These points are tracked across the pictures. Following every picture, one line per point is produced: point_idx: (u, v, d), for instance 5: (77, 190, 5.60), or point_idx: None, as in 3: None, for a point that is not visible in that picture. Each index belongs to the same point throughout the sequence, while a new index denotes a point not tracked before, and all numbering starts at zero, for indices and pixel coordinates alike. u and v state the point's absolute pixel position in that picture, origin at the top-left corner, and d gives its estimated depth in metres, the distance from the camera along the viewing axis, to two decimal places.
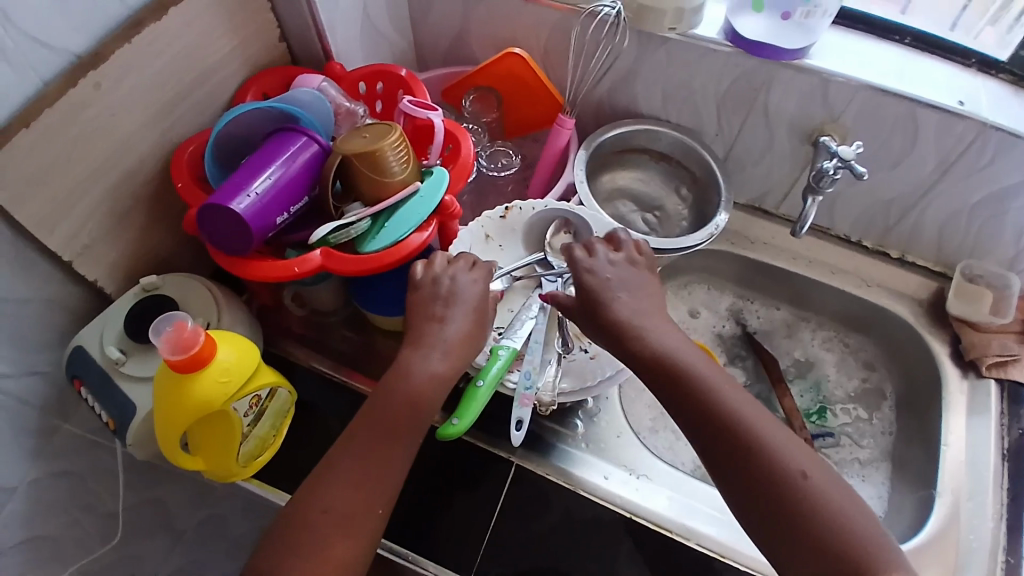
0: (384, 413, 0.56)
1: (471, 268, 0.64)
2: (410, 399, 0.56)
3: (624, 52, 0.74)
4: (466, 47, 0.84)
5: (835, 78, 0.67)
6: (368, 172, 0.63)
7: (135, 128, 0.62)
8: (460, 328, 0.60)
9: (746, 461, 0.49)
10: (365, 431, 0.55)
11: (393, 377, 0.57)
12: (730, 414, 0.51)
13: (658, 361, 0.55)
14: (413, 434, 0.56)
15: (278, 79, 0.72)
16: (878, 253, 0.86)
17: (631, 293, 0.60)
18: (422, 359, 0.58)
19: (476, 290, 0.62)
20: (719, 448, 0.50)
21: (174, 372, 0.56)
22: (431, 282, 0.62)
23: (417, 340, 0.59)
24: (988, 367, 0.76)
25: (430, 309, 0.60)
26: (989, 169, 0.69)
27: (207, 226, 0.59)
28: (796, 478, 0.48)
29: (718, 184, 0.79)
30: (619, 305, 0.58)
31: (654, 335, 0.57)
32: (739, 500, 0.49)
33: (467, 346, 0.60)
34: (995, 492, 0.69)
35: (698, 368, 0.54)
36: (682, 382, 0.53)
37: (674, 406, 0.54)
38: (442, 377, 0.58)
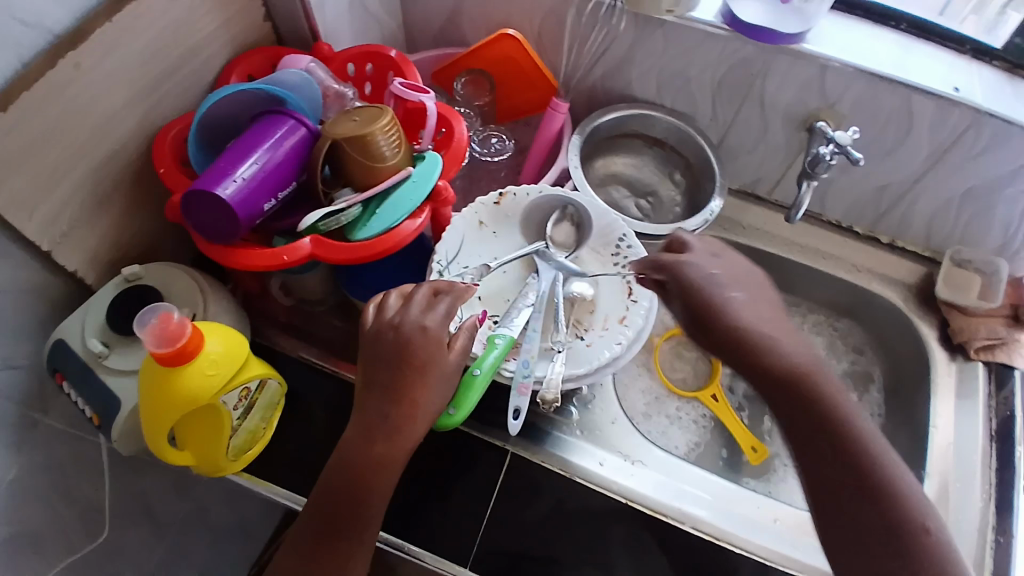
0: (329, 501, 0.53)
1: (425, 311, 0.57)
2: (352, 493, 0.53)
3: (621, 36, 0.72)
4: (457, 29, 0.82)
5: (831, 63, 0.67)
6: (360, 157, 0.61)
7: (117, 110, 0.59)
8: (394, 397, 0.54)
9: (881, 508, 0.47)
10: (310, 528, 0.52)
11: (332, 464, 0.54)
12: (875, 459, 0.48)
13: (790, 379, 0.52)
14: (361, 533, 0.52)
15: (263, 62, 0.70)
16: (869, 238, 0.86)
17: (752, 293, 0.58)
18: (354, 437, 0.54)
19: (424, 337, 0.56)
20: (853, 494, 0.48)
21: (160, 365, 0.54)
22: (377, 334, 0.57)
23: (357, 408, 0.55)
24: (976, 351, 0.77)
25: (371, 370, 0.56)
26: (982, 157, 0.69)
27: (192, 214, 0.57)
28: (920, 533, 0.46)
29: (712, 171, 0.78)
30: (732, 311, 0.55)
31: (788, 355, 0.53)
32: (846, 547, 0.47)
33: (406, 418, 0.54)
34: (983, 472, 0.71)
35: (840, 397, 0.51)
36: (820, 408, 0.51)
37: (804, 436, 0.51)
38: (384, 452, 0.54)
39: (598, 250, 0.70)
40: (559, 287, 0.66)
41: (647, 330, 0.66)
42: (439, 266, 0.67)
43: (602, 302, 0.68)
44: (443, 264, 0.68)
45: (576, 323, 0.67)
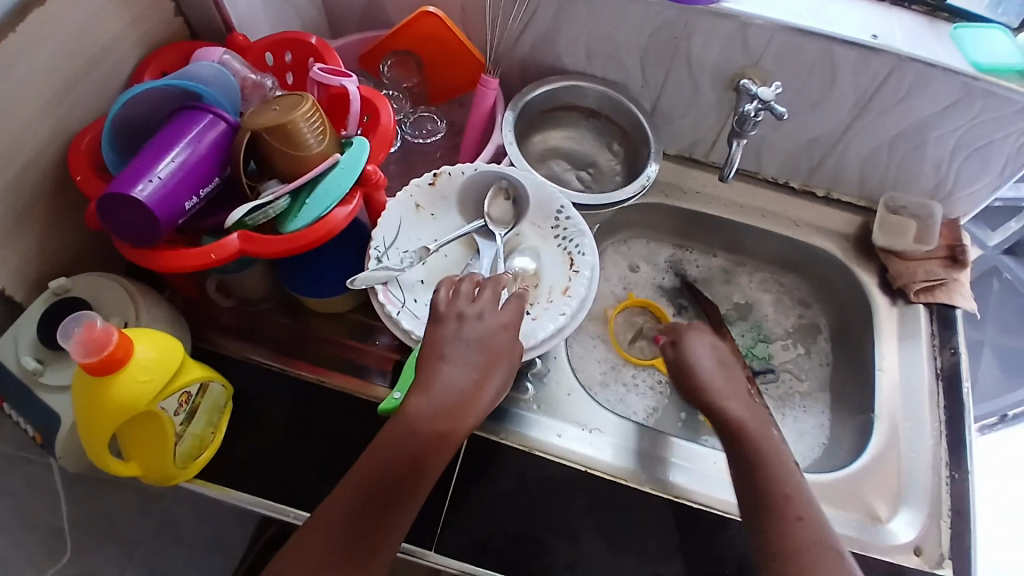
0: (388, 466, 0.53)
1: (497, 308, 0.59)
2: (411, 464, 0.53)
3: (543, 6, 0.72)
4: (380, 10, 0.81)
5: (753, 20, 0.67)
6: (283, 147, 0.60)
7: (27, 119, 0.57)
8: (471, 380, 0.56)
9: (784, 516, 0.54)
10: (363, 490, 0.53)
11: (393, 431, 0.54)
12: (774, 476, 0.57)
13: (729, 425, 0.61)
14: (408, 504, 0.54)
15: (176, 57, 0.67)
16: (805, 193, 0.88)
17: (725, 370, 0.66)
18: (426, 409, 0.54)
19: (500, 330, 0.58)
20: (766, 504, 0.55)
21: (91, 375, 0.53)
22: (454, 320, 0.58)
23: (427, 380, 0.56)
24: (916, 293, 0.80)
25: (443, 349, 0.57)
26: (905, 102, 0.71)
27: (111, 218, 0.55)
28: (789, 519, 0.54)
29: (647, 137, 0.79)
30: (703, 375, 0.65)
31: (729, 406, 0.62)
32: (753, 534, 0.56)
33: (475, 402, 0.56)
34: (933, 410, 0.74)
35: (773, 441, 0.60)
36: (743, 445, 0.59)
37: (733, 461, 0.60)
38: (449, 430, 0.54)
39: (535, 223, 0.71)
40: (500, 260, 0.67)
41: (591, 297, 0.66)
42: (377, 253, 0.66)
43: (544, 275, 0.69)
44: (380, 250, 0.66)
45: None
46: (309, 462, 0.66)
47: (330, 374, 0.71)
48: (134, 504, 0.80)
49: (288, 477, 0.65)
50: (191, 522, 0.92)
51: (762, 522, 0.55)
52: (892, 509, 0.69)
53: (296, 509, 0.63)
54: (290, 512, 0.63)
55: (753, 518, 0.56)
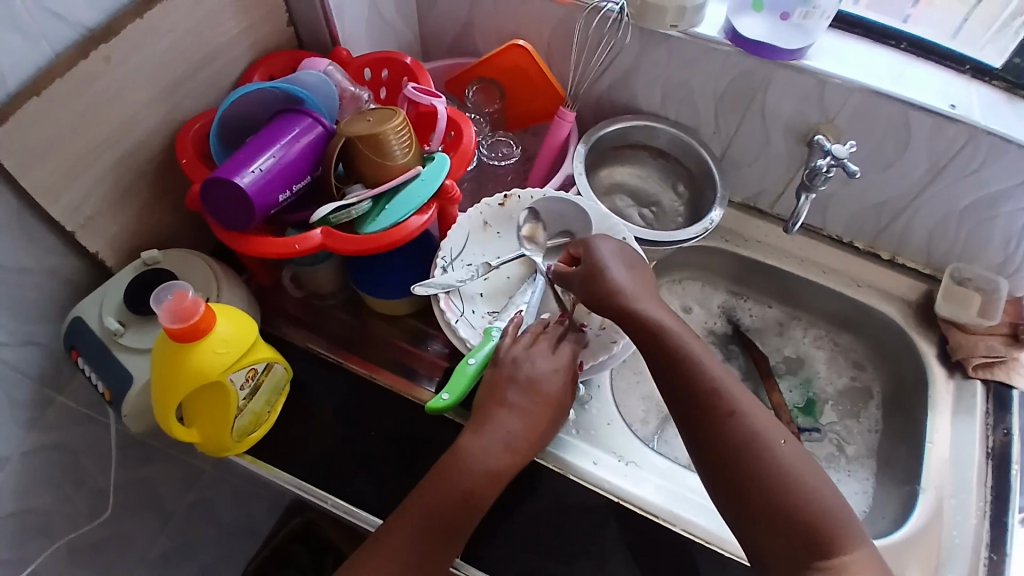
0: (449, 495, 0.57)
1: (554, 352, 0.64)
2: (470, 493, 0.57)
3: (626, 48, 0.76)
4: (472, 39, 0.86)
5: (831, 79, 0.69)
6: (370, 154, 0.64)
7: (144, 102, 0.63)
8: (527, 421, 0.61)
9: (726, 425, 0.53)
10: (427, 515, 0.56)
11: (451, 464, 0.58)
12: (695, 371, 0.55)
13: (641, 324, 0.58)
14: (466, 527, 0.57)
15: (284, 63, 0.73)
16: (870, 254, 0.87)
17: (623, 265, 0.63)
18: (486, 445, 0.59)
19: (555, 376, 0.63)
20: (700, 410, 0.54)
21: (174, 342, 0.57)
22: (512, 362, 0.62)
23: (484, 420, 0.60)
24: (975, 368, 0.78)
25: (501, 392, 0.61)
26: (979, 173, 0.71)
27: (210, 200, 0.60)
28: (722, 415, 0.53)
29: (714, 181, 0.80)
30: (612, 276, 0.61)
31: (644, 308, 0.59)
32: (705, 454, 0.53)
33: (531, 443, 0.61)
34: (979, 490, 0.71)
35: (687, 336, 0.57)
36: (660, 345, 0.57)
37: (656, 365, 0.57)
38: (502, 467, 0.59)
39: None
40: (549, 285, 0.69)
41: None
42: (443, 263, 0.69)
43: None
44: (446, 261, 0.69)
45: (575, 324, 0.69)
46: (354, 453, 0.68)
47: (385, 374, 0.73)
48: (178, 476, 0.84)
49: (331, 467, 0.67)
50: (226, 503, 0.95)
51: (701, 426, 0.54)
52: None
53: (334, 497, 0.66)
54: (328, 499, 0.65)
55: (696, 427, 0.54)
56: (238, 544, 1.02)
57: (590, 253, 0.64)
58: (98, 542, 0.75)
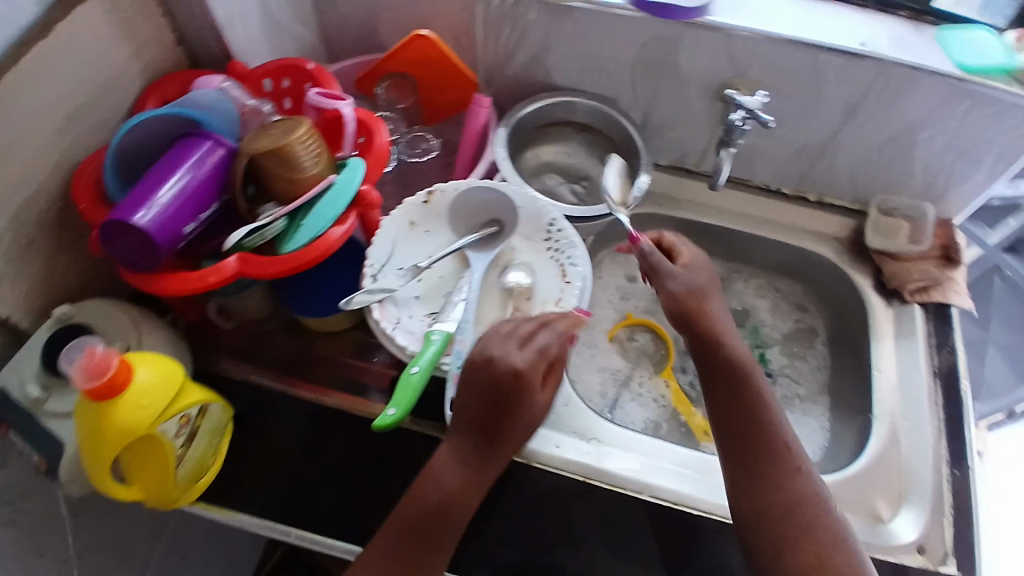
0: (422, 505, 0.58)
1: (522, 347, 0.61)
2: (445, 502, 0.58)
3: (533, 25, 0.74)
4: (375, 33, 0.83)
5: (739, 33, 0.68)
6: (279, 170, 0.61)
7: (33, 150, 0.59)
8: (495, 429, 0.60)
9: (787, 473, 0.59)
10: (405, 527, 0.57)
11: (425, 480, 0.59)
12: (772, 425, 0.61)
13: (726, 362, 0.65)
14: (445, 535, 0.58)
15: (178, 86, 0.69)
16: (799, 199, 0.88)
17: (712, 305, 0.70)
18: (458, 458, 0.60)
19: (518, 375, 0.59)
20: (770, 453, 0.60)
21: (94, 401, 0.55)
22: (482, 366, 0.59)
23: (456, 433, 0.61)
24: (911, 293, 0.80)
25: (465, 402, 0.60)
26: (894, 105, 0.72)
27: (112, 244, 0.57)
28: (790, 465, 0.59)
29: (637, 148, 0.80)
30: (711, 313, 0.68)
31: (735, 347, 0.66)
32: (757, 479, 0.59)
33: (502, 446, 0.61)
34: (933, 409, 0.74)
35: (768, 394, 0.64)
36: (741, 388, 0.64)
37: (734, 404, 0.63)
38: (470, 477, 0.59)
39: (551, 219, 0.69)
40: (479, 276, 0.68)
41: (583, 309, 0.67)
42: (372, 271, 0.66)
43: (540, 290, 0.69)
44: (375, 269, 0.67)
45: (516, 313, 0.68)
46: (315, 475, 0.66)
47: (332, 393, 0.71)
48: (140, 527, 0.81)
49: (290, 496, 0.66)
50: (197, 542, 0.93)
51: (764, 464, 0.59)
52: (894, 509, 0.69)
53: (297, 529, 0.64)
54: (291, 532, 0.64)
55: (758, 463, 0.60)
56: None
57: (677, 285, 0.69)
58: None
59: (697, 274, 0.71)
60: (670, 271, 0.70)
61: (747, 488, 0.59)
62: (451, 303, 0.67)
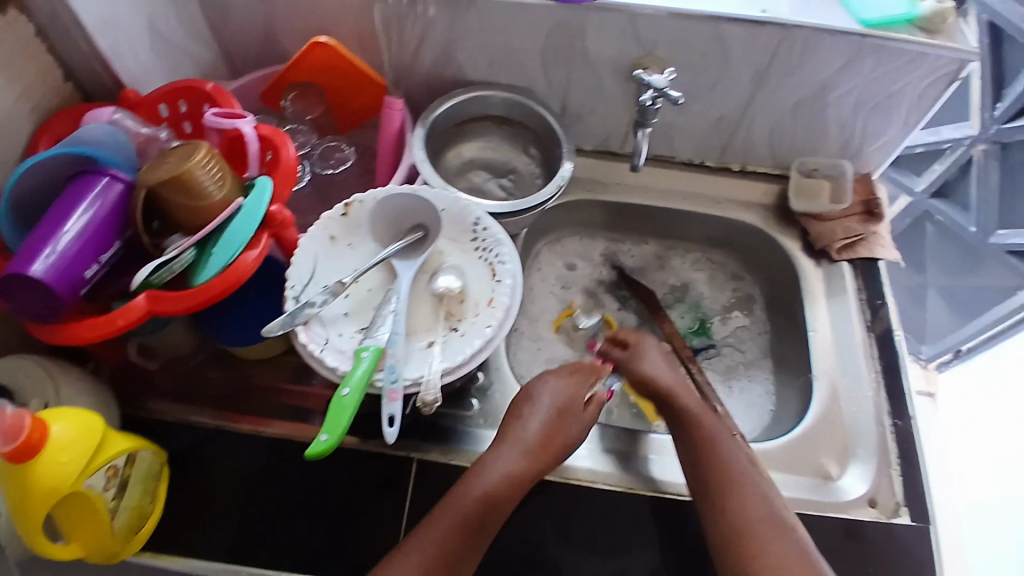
0: (474, 494, 0.58)
1: (570, 375, 0.68)
2: (497, 495, 0.58)
3: (435, 21, 0.72)
4: (276, 44, 0.81)
5: (642, 11, 0.68)
6: (180, 199, 0.59)
7: None
8: (546, 433, 0.63)
9: (748, 502, 0.60)
10: (457, 512, 0.57)
11: (478, 471, 0.60)
12: (723, 460, 0.62)
13: (683, 413, 0.67)
14: (488, 531, 0.58)
15: (69, 124, 0.65)
16: (722, 169, 0.89)
17: (668, 369, 0.71)
18: (515, 456, 0.61)
19: (566, 392, 0.66)
20: (728, 486, 0.61)
21: (9, 464, 0.52)
22: (538, 383, 0.67)
23: (504, 438, 0.63)
24: (839, 251, 0.82)
25: (518, 411, 0.65)
26: (801, 68, 0.73)
27: (12, 298, 0.54)
28: (749, 491, 0.61)
29: (557, 136, 0.79)
30: (664, 377, 0.70)
31: (688, 399, 0.68)
32: (721, 513, 0.60)
33: (548, 451, 0.62)
34: (869, 362, 0.77)
35: (723, 433, 0.65)
36: (695, 430, 0.65)
37: (692, 448, 0.64)
38: (518, 475, 0.60)
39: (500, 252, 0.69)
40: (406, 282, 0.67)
41: (518, 304, 0.66)
42: (294, 293, 0.65)
43: (472, 292, 0.68)
44: (297, 289, 0.65)
45: (449, 316, 0.67)
46: (267, 508, 0.65)
47: (275, 423, 0.70)
48: None
49: (241, 532, 0.64)
50: None
51: (723, 496, 0.61)
52: (841, 466, 0.71)
53: (246, 567, 0.62)
54: (242, 570, 0.62)
55: (719, 497, 0.61)
56: None
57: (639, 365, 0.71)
58: None
59: (659, 351, 0.73)
60: (630, 360, 0.72)
61: (710, 517, 0.60)
62: (378, 316, 0.65)
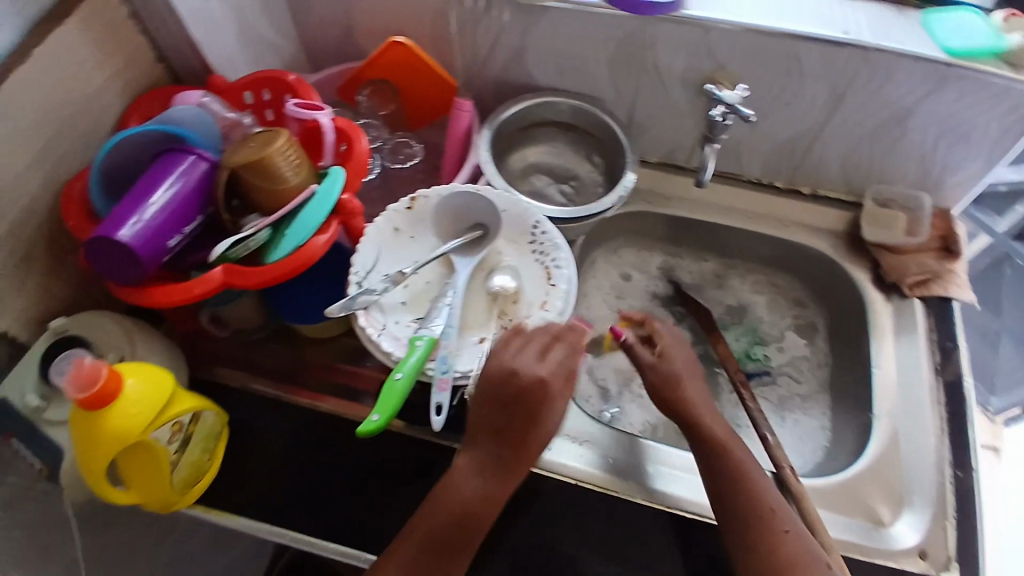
0: (445, 517, 0.58)
1: (541, 361, 0.60)
2: (466, 513, 0.58)
3: (508, 26, 0.74)
4: (355, 41, 0.84)
5: (716, 26, 0.68)
6: (260, 181, 0.62)
7: (18, 171, 0.60)
8: (513, 440, 0.59)
9: (779, 541, 0.58)
10: (426, 536, 0.57)
11: (448, 486, 0.59)
12: (756, 492, 0.60)
13: (709, 438, 0.64)
14: (465, 548, 0.58)
15: (158, 104, 0.71)
16: (791, 191, 0.86)
17: (687, 372, 0.69)
18: (479, 462, 0.59)
19: (540, 383, 0.59)
20: (757, 524, 0.59)
21: (86, 410, 0.56)
22: (502, 374, 0.60)
23: (474, 443, 0.60)
24: (911, 288, 0.78)
25: (489, 409, 0.60)
26: (879, 93, 0.70)
27: (99, 260, 0.58)
28: (778, 531, 0.58)
29: (624, 147, 0.79)
30: (690, 386, 0.67)
31: (712, 422, 0.65)
32: (750, 552, 0.58)
33: (518, 459, 0.59)
34: (934, 408, 0.73)
35: (750, 464, 0.62)
36: (721, 459, 0.62)
37: (715, 477, 0.62)
38: (488, 490, 0.59)
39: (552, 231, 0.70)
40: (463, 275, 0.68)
41: (570, 309, 0.67)
42: (357, 278, 0.67)
43: (526, 294, 0.69)
44: (360, 275, 0.67)
45: (501, 316, 0.68)
46: (313, 479, 0.67)
47: (328, 400, 0.72)
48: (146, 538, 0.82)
49: (285, 501, 0.66)
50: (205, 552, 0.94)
51: (750, 532, 0.58)
52: (895, 513, 0.67)
53: (291, 531, 0.65)
54: (286, 533, 0.65)
55: (748, 533, 0.58)
56: None
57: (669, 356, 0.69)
58: None
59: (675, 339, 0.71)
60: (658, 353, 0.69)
61: (736, 553, 0.59)
62: (434, 309, 0.66)
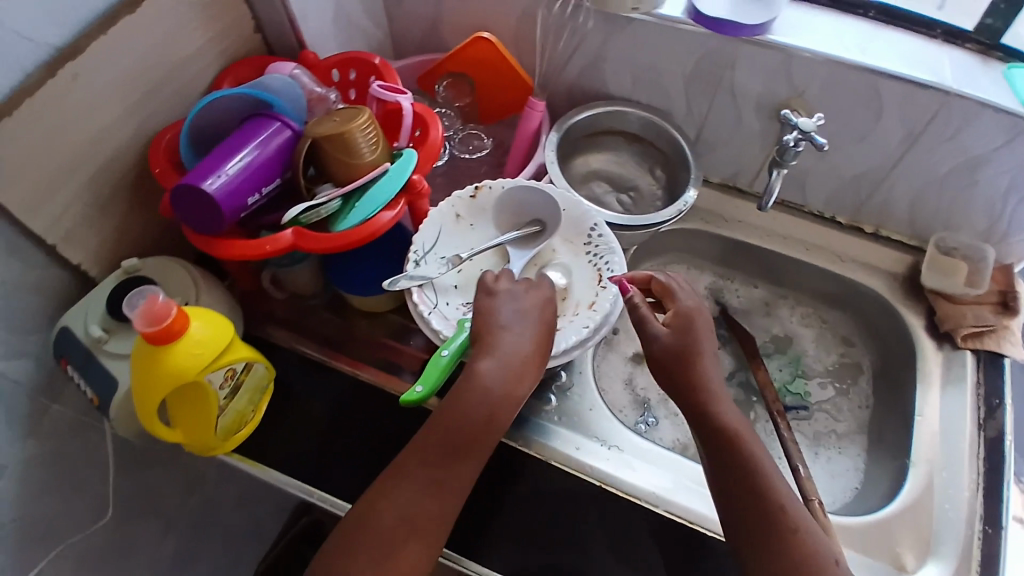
0: (468, 417, 0.58)
1: (537, 285, 0.65)
2: (489, 415, 0.58)
3: (590, 33, 0.75)
4: (440, 34, 0.87)
5: (798, 53, 0.68)
6: (338, 154, 0.65)
7: (116, 115, 0.64)
8: (536, 342, 0.61)
9: (788, 539, 0.54)
10: (447, 435, 0.57)
11: (469, 385, 0.58)
12: (770, 486, 0.56)
13: (723, 427, 0.59)
14: (482, 451, 0.58)
15: (250, 71, 0.74)
16: (852, 228, 0.86)
17: (705, 345, 0.62)
18: (496, 371, 0.58)
19: (546, 303, 0.64)
20: (766, 521, 0.54)
21: (150, 346, 0.59)
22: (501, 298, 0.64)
23: (492, 346, 0.60)
24: (964, 339, 0.77)
25: (498, 319, 0.61)
26: (956, 137, 0.69)
27: (181, 206, 0.62)
28: (788, 532, 0.54)
29: (687, 161, 0.80)
30: (706, 363, 0.61)
31: (723, 413, 0.59)
32: (753, 549, 0.54)
33: (535, 365, 0.60)
34: (971, 462, 0.70)
35: (763, 455, 0.58)
36: (731, 452, 0.58)
37: (724, 467, 0.58)
38: (512, 392, 0.59)
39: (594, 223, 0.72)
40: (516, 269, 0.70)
41: (618, 312, 0.67)
42: (416, 257, 0.69)
43: (574, 292, 0.70)
44: (418, 255, 0.70)
45: None
46: (345, 444, 0.69)
47: (368, 370, 0.74)
48: (176, 480, 0.85)
49: (316, 462, 0.68)
50: (228, 506, 0.97)
51: (759, 522, 0.55)
52: (920, 561, 0.66)
53: (320, 491, 0.67)
54: (314, 493, 0.67)
55: (753, 523, 0.55)
56: (242, 547, 1.04)
57: (686, 322, 0.62)
58: (102, 547, 0.77)
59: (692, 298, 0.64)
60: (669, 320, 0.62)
61: (738, 542, 0.55)
62: None
